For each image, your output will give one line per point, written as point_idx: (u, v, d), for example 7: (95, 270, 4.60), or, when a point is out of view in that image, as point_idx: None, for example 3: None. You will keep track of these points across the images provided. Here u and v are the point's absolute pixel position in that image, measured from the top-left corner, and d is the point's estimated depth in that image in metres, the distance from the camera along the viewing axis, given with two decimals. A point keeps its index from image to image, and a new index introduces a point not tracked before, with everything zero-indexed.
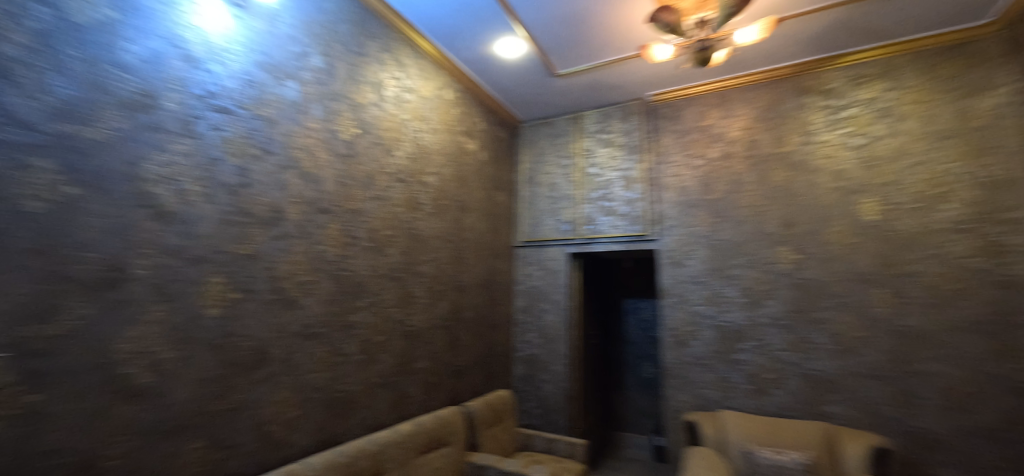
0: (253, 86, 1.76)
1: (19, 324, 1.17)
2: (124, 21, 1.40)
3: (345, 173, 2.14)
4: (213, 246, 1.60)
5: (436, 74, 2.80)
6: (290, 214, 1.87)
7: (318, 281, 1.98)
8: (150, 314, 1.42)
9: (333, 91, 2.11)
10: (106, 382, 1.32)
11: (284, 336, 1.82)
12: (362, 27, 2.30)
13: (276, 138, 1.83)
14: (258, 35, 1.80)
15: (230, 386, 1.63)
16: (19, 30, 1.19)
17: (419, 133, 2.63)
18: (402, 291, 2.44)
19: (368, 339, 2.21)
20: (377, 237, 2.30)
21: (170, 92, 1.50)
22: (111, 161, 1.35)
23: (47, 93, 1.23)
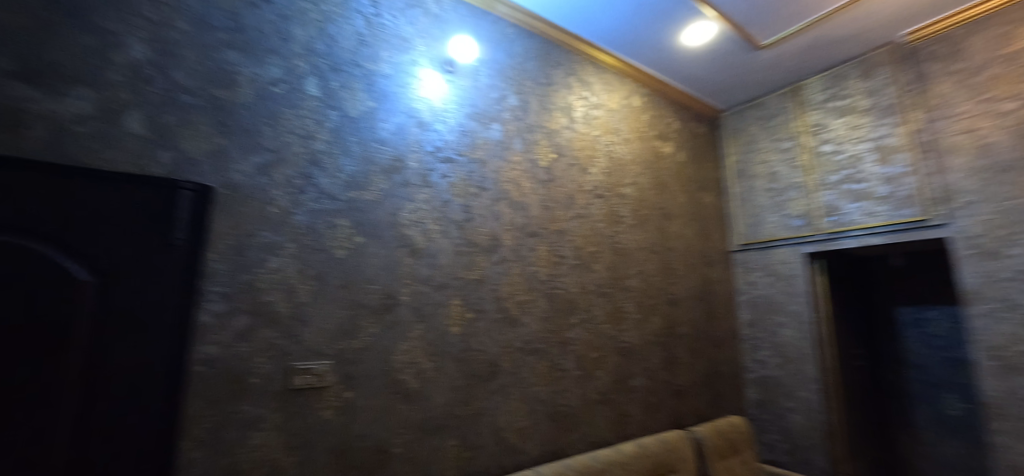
0: (467, 135, 2.06)
1: (339, 340, 1.61)
2: (379, 106, 1.84)
3: (548, 197, 2.29)
4: (451, 273, 1.91)
5: (621, 83, 2.78)
6: (506, 240, 2.09)
7: (535, 300, 2.14)
8: (413, 332, 1.77)
9: (529, 124, 2.30)
10: (390, 385, 1.70)
11: (511, 351, 2.03)
12: (548, 58, 2.46)
13: (489, 175, 2.09)
14: (466, 91, 2.11)
15: (473, 394, 1.89)
16: (323, 131, 1.69)
17: (611, 146, 2.63)
18: (612, 306, 2.44)
19: (583, 355, 2.27)
20: (583, 254, 2.37)
21: (412, 153, 1.89)
22: (381, 214, 1.77)
23: (341, 171, 1.70)
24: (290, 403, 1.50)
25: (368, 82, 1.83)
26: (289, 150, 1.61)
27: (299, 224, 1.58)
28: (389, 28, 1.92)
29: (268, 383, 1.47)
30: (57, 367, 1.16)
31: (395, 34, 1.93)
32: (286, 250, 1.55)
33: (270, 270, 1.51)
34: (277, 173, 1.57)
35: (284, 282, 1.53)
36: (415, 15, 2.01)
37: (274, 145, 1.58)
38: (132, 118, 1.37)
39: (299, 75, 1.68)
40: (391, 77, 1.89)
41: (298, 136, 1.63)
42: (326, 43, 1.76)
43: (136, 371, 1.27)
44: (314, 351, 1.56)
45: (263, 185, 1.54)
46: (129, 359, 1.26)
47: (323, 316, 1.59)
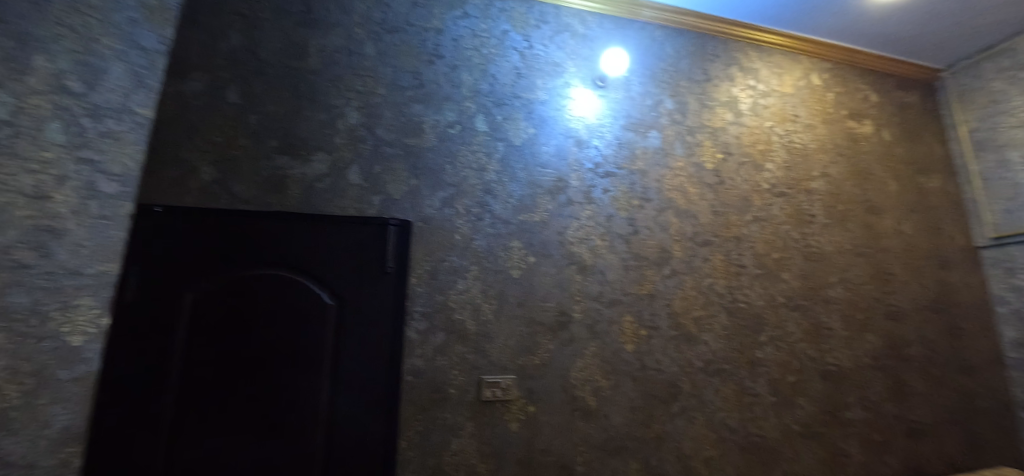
0: (624, 147, 2.03)
1: (520, 355, 1.71)
2: (539, 132, 1.93)
3: (720, 202, 2.09)
4: (621, 288, 1.87)
5: (794, 63, 2.43)
6: (676, 252, 1.98)
7: (714, 315, 1.96)
8: (587, 349, 1.78)
9: (690, 125, 2.15)
10: (569, 402, 1.72)
11: (692, 371, 1.88)
12: (704, 53, 2.28)
13: (651, 185, 2.02)
14: (619, 103, 2.07)
15: (653, 416, 1.80)
16: (493, 162, 1.85)
17: (790, 136, 2.31)
18: (810, 321, 2.09)
19: (779, 379, 1.98)
20: (767, 262, 2.10)
21: (573, 172, 1.93)
22: (549, 234, 1.84)
23: (511, 197, 1.83)
24: (481, 414, 1.64)
25: (528, 110, 1.94)
26: (468, 183, 1.80)
27: (479, 248, 1.76)
28: (541, 56, 2.02)
29: (463, 395, 1.64)
30: (317, 366, 1.53)
31: (547, 61, 2.02)
32: (471, 273, 1.73)
33: (458, 291, 1.71)
34: (459, 204, 1.77)
35: (471, 302, 1.71)
36: (564, 39, 2.07)
37: (455, 180, 1.79)
38: (353, 172, 1.71)
39: (470, 116, 1.87)
40: (548, 102, 1.98)
41: (473, 170, 1.82)
42: (489, 82, 1.93)
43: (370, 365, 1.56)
44: (500, 366, 1.69)
45: (449, 216, 1.75)
46: (365, 356, 1.56)
47: (505, 333, 1.72)
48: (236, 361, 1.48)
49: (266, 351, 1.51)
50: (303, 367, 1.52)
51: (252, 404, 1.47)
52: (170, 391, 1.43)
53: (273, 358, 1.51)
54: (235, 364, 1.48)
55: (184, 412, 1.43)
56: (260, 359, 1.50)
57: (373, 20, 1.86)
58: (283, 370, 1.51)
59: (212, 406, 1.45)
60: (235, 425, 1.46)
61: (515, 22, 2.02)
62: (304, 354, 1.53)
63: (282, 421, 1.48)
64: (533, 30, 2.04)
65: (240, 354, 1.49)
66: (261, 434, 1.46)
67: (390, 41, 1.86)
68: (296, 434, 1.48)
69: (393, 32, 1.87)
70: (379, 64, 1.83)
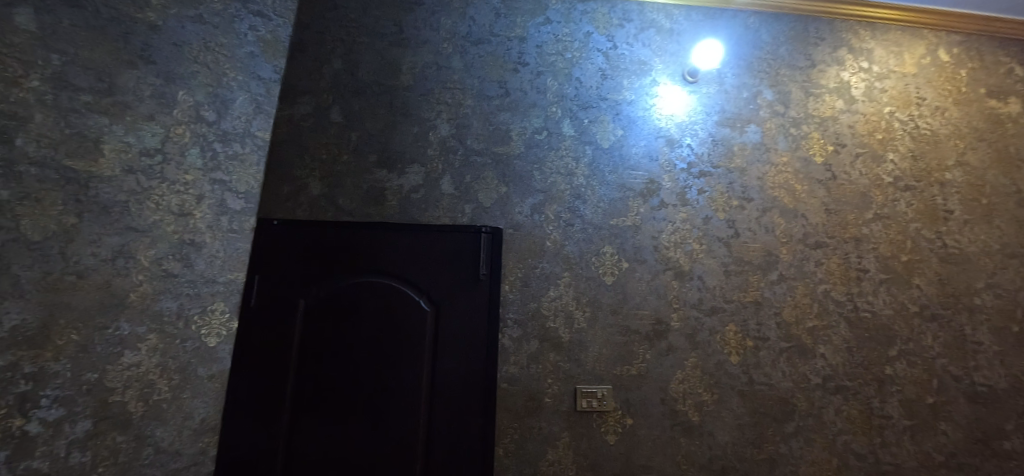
0: (720, 143, 1.90)
1: (617, 365, 1.66)
2: (627, 133, 1.87)
3: (833, 199, 1.88)
4: (723, 295, 1.75)
5: (916, 39, 2.13)
6: (783, 255, 1.81)
7: (832, 325, 1.76)
8: (688, 360, 1.68)
9: (794, 117, 1.96)
10: (669, 416, 1.63)
11: (808, 387, 1.70)
12: (805, 37, 2.06)
13: (752, 184, 1.87)
14: (712, 98, 1.94)
15: (765, 435, 1.64)
16: (581, 167, 1.82)
17: (916, 121, 2.02)
18: (952, 334, 1.81)
19: (915, 400, 1.73)
20: (893, 265, 1.85)
21: (665, 173, 1.84)
22: (642, 239, 1.78)
23: (601, 201, 1.80)
24: (577, 424, 1.61)
25: (615, 112, 1.89)
26: (557, 188, 1.80)
27: (570, 253, 1.75)
28: (626, 55, 1.95)
29: (558, 403, 1.62)
30: (417, 368, 1.61)
31: (633, 60, 1.95)
32: (563, 280, 1.72)
33: (551, 298, 1.70)
34: (549, 210, 1.77)
35: (564, 309, 1.69)
36: (649, 36, 1.98)
37: (544, 186, 1.79)
38: (445, 182, 1.77)
39: (556, 121, 1.86)
40: (635, 102, 1.91)
41: (562, 175, 1.81)
42: (573, 86, 1.90)
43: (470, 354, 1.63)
44: (595, 375, 1.65)
45: (539, 222, 1.76)
46: (466, 345, 1.64)
47: (599, 342, 1.68)
48: (347, 351, 1.61)
49: (373, 343, 1.62)
50: (403, 368, 1.61)
51: (360, 391, 1.58)
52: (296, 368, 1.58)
53: (379, 350, 1.62)
54: (351, 347, 1.61)
55: (306, 388, 1.57)
56: (372, 343, 1.62)
57: (458, 34, 1.92)
58: (386, 370, 1.60)
59: (325, 392, 1.57)
60: (348, 405, 1.57)
61: (597, 24, 1.98)
62: (410, 341, 1.63)
63: (390, 402, 1.58)
64: (617, 29, 1.98)
65: (350, 345, 1.61)
66: (371, 414, 1.57)
67: (476, 53, 1.90)
68: (398, 432, 1.56)
69: (478, 44, 1.91)
70: (466, 76, 1.88)
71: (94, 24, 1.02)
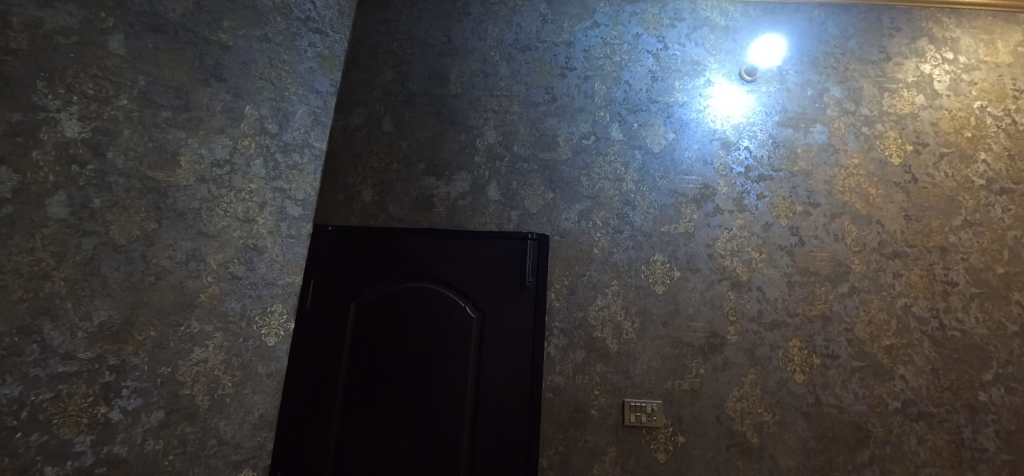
0: (782, 145, 1.78)
1: (668, 379, 1.59)
2: (679, 136, 1.80)
3: (914, 204, 1.71)
4: (786, 308, 1.63)
5: (1011, 24, 1.89)
6: (855, 266, 1.66)
7: (914, 344, 1.59)
8: (746, 377, 1.58)
9: (867, 115, 1.80)
10: (726, 435, 1.54)
11: (885, 412, 1.54)
12: (878, 28, 1.89)
13: (819, 188, 1.73)
14: (773, 97, 1.83)
15: (834, 462, 1.51)
16: (630, 172, 1.77)
17: (1013, 116, 1.79)
18: None
19: (1019, 433, 1.51)
20: (989, 278, 1.64)
21: (720, 178, 1.75)
22: (695, 247, 1.70)
23: (652, 207, 1.73)
24: (625, 439, 1.55)
25: (666, 115, 1.82)
26: (605, 194, 1.75)
27: (619, 261, 1.69)
28: (679, 56, 1.88)
29: (605, 417, 1.57)
30: (462, 374, 1.61)
31: (685, 60, 1.87)
32: (611, 289, 1.67)
33: (599, 307, 1.66)
34: (597, 217, 1.73)
35: (612, 319, 1.64)
36: (702, 35, 1.90)
37: (592, 192, 1.76)
38: (491, 188, 1.78)
39: (604, 125, 1.82)
40: (687, 104, 1.83)
41: (610, 180, 1.77)
42: (622, 89, 1.85)
43: (514, 365, 1.62)
44: (644, 389, 1.58)
45: (586, 229, 1.72)
46: (510, 356, 1.62)
47: (648, 354, 1.61)
48: (395, 357, 1.64)
49: (420, 349, 1.64)
50: (449, 374, 1.62)
51: (407, 398, 1.60)
52: (347, 371, 1.64)
53: (426, 357, 1.64)
54: (399, 353, 1.64)
55: (357, 390, 1.62)
56: (419, 350, 1.64)
57: (506, 42, 1.93)
58: (432, 376, 1.62)
59: (374, 397, 1.61)
60: (395, 409, 1.60)
61: (647, 25, 1.93)
62: (455, 349, 1.64)
63: (436, 410, 1.59)
64: (668, 29, 1.91)
65: (398, 351, 1.64)
66: (417, 420, 1.58)
67: (522, 60, 1.90)
68: (444, 438, 1.56)
69: (526, 51, 1.91)
70: (512, 83, 1.88)
71: (189, 71, 1.46)
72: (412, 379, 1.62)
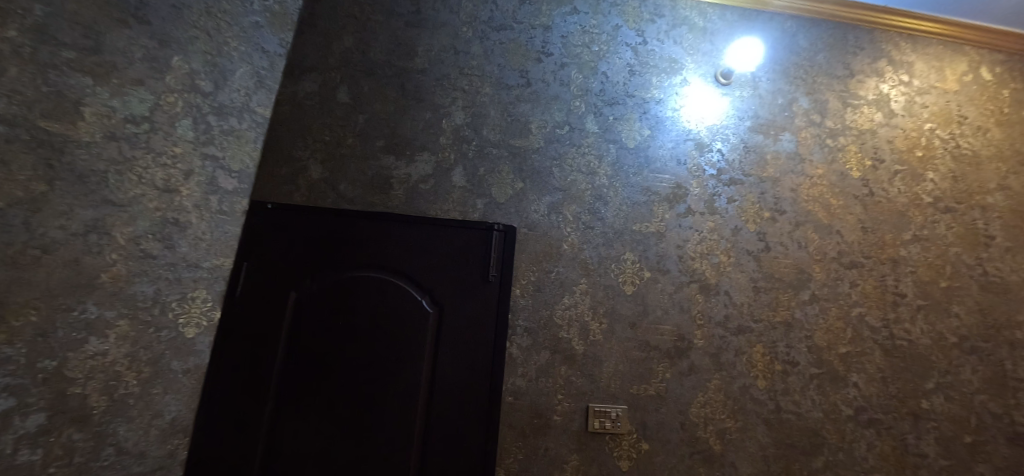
0: (752, 150, 1.78)
1: (633, 383, 1.52)
2: (654, 133, 1.74)
3: (870, 217, 1.76)
4: (752, 313, 1.62)
5: (958, 55, 2.02)
6: (816, 274, 1.68)
7: (866, 352, 1.62)
8: (710, 382, 1.54)
9: (831, 127, 1.84)
10: (689, 442, 1.49)
11: (838, 419, 1.56)
12: (842, 46, 1.94)
13: (785, 195, 1.75)
14: (745, 102, 1.82)
15: (791, 469, 1.50)
16: (604, 166, 1.70)
17: (957, 140, 1.90)
18: (993, 367, 1.67)
19: (952, 438, 1.58)
20: (933, 291, 1.71)
21: (693, 178, 1.72)
22: (666, 247, 1.65)
23: (624, 203, 1.67)
24: (587, 446, 1.46)
25: (642, 110, 1.77)
26: (577, 187, 1.67)
27: (588, 259, 1.61)
28: (656, 52, 1.84)
29: (568, 423, 1.48)
30: (415, 375, 1.46)
31: (662, 57, 1.83)
32: (580, 287, 1.58)
33: (566, 307, 1.57)
34: (567, 211, 1.64)
35: (579, 319, 1.56)
36: (681, 34, 1.87)
37: (563, 185, 1.66)
38: (457, 173, 1.64)
39: (579, 116, 1.73)
40: (663, 101, 1.79)
41: (583, 173, 1.68)
42: (599, 80, 1.78)
43: (471, 361, 1.49)
44: (609, 393, 1.50)
45: (556, 223, 1.63)
46: (469, 352, 1.49)
47: (615, 357, 1.54)
48: (338, 347, 1.46)
49: (368, 339, 1.48)
50: (400, 376, 1.46)
51: (349, 393, 1.43)
52: (281, 360, 1.44)
53: (373, 347, 1.47)
54: (343, 343, 1.46)
55: (290, 384, 1.42)
56: (366, 340, 1.47)
57: (480, 19, 1.79)
58: (381, 375, 1.45)
59: (310, 392, 1.42)
60: (334, 406, 1.42)
61: (627, 17, 1.86)
62: (408, 341, 1.48)
63: (380, 407, 1.43)
64: (647, 24, 1.86)
65: (342, 340, 1.47)
66: (358, 418, 1.41)
67: (497, 39, 1.78)
68: (391, 445, 1.40)
69: (500, 30, 1.79)
70: (485, 62, 1.75)
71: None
72: (358, 372, 1.45)
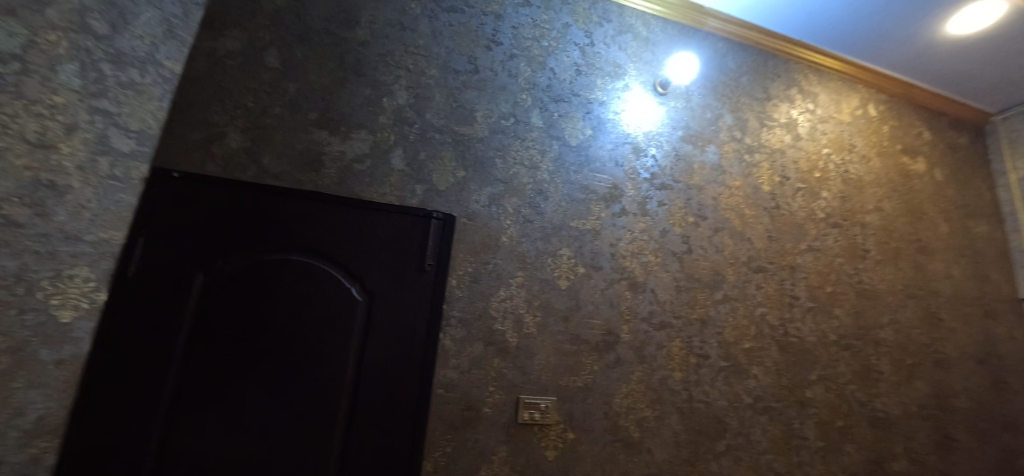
0: (681, 159, 1.89)
1: (563, 375, 1.56)
2: (596, 134, 1.79)
3: (775, 227, 1.96)
4: (672, 310, 1.73)
5: (852, 91, 2.36)
6: (728, 276, 1.84)
7: (765, 348, 1.81)
8: (633, 374, 1.63)
9: (749, 144, 2.02)
10: (610, 431, 1.56)
11: (740, 407, 1.72)
12: (764, 71, 2.16)
13: (707, 203, 1.88)
14: (678, 113, 1.94)
15: (698, 453, 1.63)
16: (546, 161, 1.71)
17: (846, 166, 2.19)
18: (860, 362, 1.95)
19: (827, 422, 1.82)
20: (820, 295, 1.95)
21: (628, 180, 1.79)
22: (600, 245, 1.70)
23: (563, 200, 1.70)
24: (515, 437, 1.47)
25: (586, 110, 1.81)
26: (518, 180, 1.66)
27: (526, 252, 1.62)
28: (603, 55, 1.89)
29: (498, 414, 1.47)
30: (341, 368, 1.37)
31: (608, 61, 1.89)
32: (516, 280, 1.59)
33: (501, 299, 1.56)
34: (508, 203, 1.63)
35: (514, 312, 1.56)
36: (626, 41, 1.94)
37: (505, 177, 1.65)
38: (396, 156, 1.56)
39: (525, 109, 1.73)
40: (605, 104, 1.84)
41: (525, 167, 1.68)
42: (547, 76, 1.79)
43: (402, 354, 1.43)
44: (539, 385, 1.53)
45: (496, 214, 1.61)
46: (399, 344, 1.43)
47: (547, 350, 1.56)
48: (252, 337, 1.32)
49: (288, 329, 1.36)
50: (323, 368, 1.36)
51: (263, 387, 1.30)
52: (181, 350, 1.27)
53: (294, 337, 1.36)
54: (259, 331, 1.33)
55: (192, 376, 1.26)
56: (287, 329, 1.36)
57: None
58: (302, 367, 1.35)
59: (216, 385, 1.27)
60: (245, 401, 1.28)
61: (577, 17, 1.89)
62: (334, 332, 1.39)
63: (299, 401, 1.32)
64: (596, 27, 1.90)
65: (258, 329, 1.33)
66: (272, 414, 1.29)
67: (446, 21, 1.71)
68: (309, 442, 1.31)
69: (450, 12, 1.73)
70: (432, 43, 1.68)
71: None
72: (274, 364, 1.32)
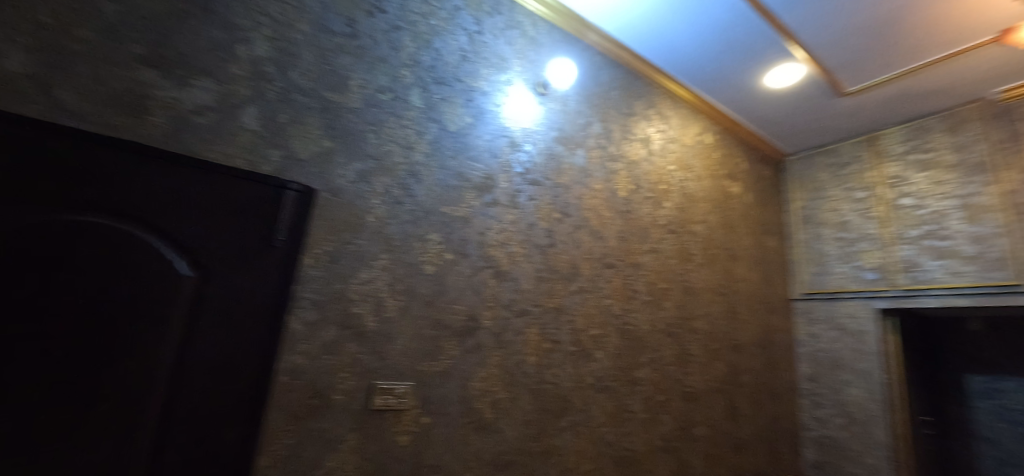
0: (553, 158, 2.01)
1: (421, 360, 1.54)
2: (476, 123, 1.80)
3: (626, 229, 2.20)
4: (532, 299, 1.84)
5: (696, 120, 2.77)
6: (583, 269, 2.01)
7: (608, 334, 2.03)
8: (491, 358, 1.69)
9: (611, 152, 2.23)
10: (465, 413, 1.60)
11: (583, 387, 1.91)
12: (630, 89, 2.43)
13: (571, 201, 2.03)
14: (554, 114, 2.05)
15: (544, 430, 1.77)
16: (422, 143, 1.67)
17: (685, 182, 2.57)
18: (680, 347, 2.31)
19: (651, 398, 2.13)
20: (655, 290, 2.26)
21: (502, 172, 1.84)
22: (469, 232, 1.72)
23: (437, 184, 1.68)
24: (366, 425, 1.41)
25: (468, 97, 1.80)
26: (391, 159, 1.59)
27: (393, 234, 1.56)
28: (490, 45, 1.90)
29: (349, 402, 1.40)
30: (158, 353, 1.13)
31: (495, 52, 1.91)
32: (380, 263, 1.52)
33: (362, 281, 1.48)
34: (377, 182, 1.55)
35: (375, 295, 1.49)
36: (513, 36, 1.98)
37: (377, 154, 1.57)
38: (248, 114, 1.37)
39: (405, 86, 1.66)
40: (488, 94, 1.86)
41: (400, 146, 1.62)
42: (431, 55, 1.74)
43: (241, 338, 1.25)
44: (397, 370, 1.49)
45: (364, 192, 1.52)
46: (239, 326, 1.25)
47: (407, 335, 1.53)
48: (19, 313, 0.99)
49: (80, 304, 1.05)
50: (132, 353, 1.10)
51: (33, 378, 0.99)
52: None
53: (89, 314, 1.06)
54: (31, 306, 1.00)
55: None
56: (77, 305, 1.05)
57: None
58: (99, 352, 1.06)
59: None
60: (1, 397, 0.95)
61: (468, 3, 1.88)
62: (151, 310, 1.14)
63: (91, 396, 1.04)
64: (486, 17, 1.92)
65: (29, 303, 1.00)
66: (46, 412, 0.99)
67: None
68: (102, 446, 1.04)
69: None
70: None
71: None
72: (54, 349, 1.01)
